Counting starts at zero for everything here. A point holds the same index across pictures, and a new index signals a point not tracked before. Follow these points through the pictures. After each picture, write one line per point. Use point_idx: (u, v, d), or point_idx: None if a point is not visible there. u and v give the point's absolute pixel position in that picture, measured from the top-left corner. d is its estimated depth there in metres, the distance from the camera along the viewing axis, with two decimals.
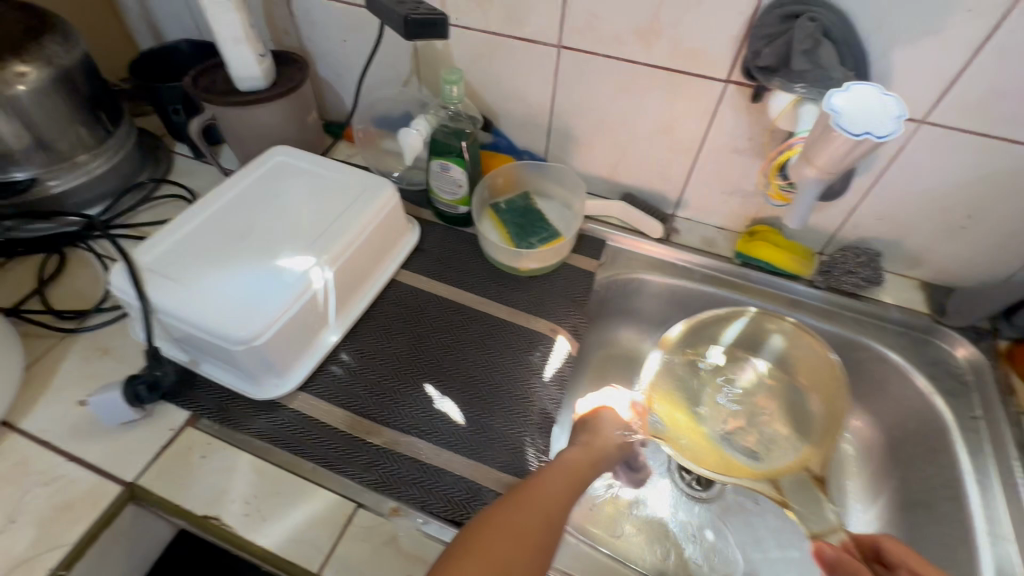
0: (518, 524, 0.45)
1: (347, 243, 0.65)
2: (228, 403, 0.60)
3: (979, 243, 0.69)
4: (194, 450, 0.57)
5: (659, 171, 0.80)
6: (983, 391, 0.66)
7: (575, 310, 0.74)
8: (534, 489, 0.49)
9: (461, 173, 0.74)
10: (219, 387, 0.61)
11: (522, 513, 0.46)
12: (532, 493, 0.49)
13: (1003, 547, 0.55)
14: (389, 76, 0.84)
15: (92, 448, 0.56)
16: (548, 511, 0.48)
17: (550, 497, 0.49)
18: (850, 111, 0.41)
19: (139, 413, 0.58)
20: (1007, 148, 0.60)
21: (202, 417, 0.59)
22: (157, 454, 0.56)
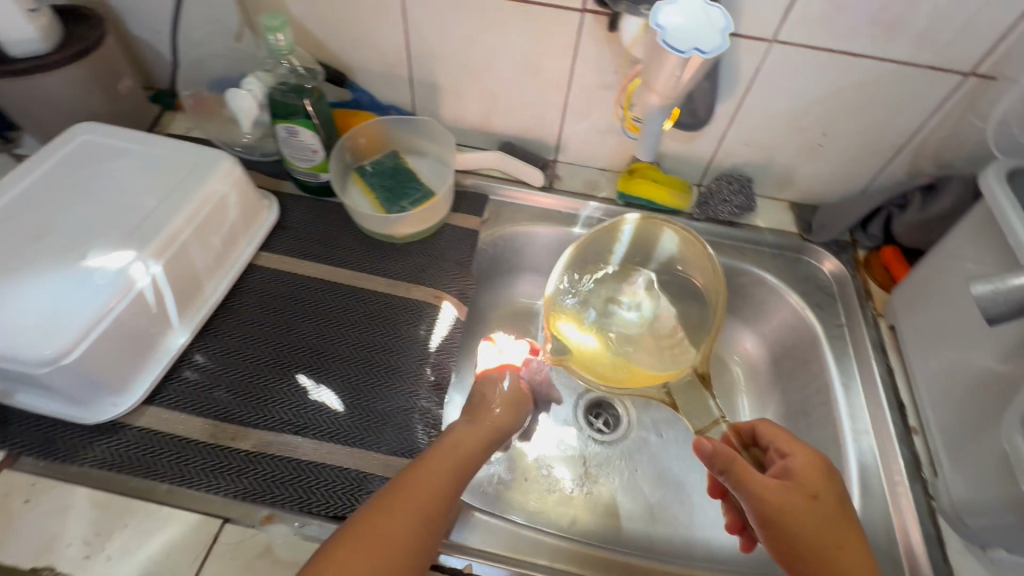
0: (387, 537, 0.44)
1: (176, 229, 0.55)
2: (56, 433, 0.52)
3: (835, 159, 0.71)
4: (17, 493, 0.49)
5: (533, 115, 0.75)
6: (846, 299, 0.71)
7: (459, 273, 0.69)
8: (412, 488, 0.48)
9: (311, 136, 0.65)
10: (40, 416, 0.52)
11: (395, 523, 0.44)
12: (411, 494, 0.47)
13: (864, 440, 0.60)
14: (216, 30, 0.72)
15: None
16: (423, 515, 0.46)
17: (429, 496, 0.48)
18: (675, 27, 0.40)
19: None
20: (850, 61, 0.60)
21: (24, 455, 0.51)
22: None
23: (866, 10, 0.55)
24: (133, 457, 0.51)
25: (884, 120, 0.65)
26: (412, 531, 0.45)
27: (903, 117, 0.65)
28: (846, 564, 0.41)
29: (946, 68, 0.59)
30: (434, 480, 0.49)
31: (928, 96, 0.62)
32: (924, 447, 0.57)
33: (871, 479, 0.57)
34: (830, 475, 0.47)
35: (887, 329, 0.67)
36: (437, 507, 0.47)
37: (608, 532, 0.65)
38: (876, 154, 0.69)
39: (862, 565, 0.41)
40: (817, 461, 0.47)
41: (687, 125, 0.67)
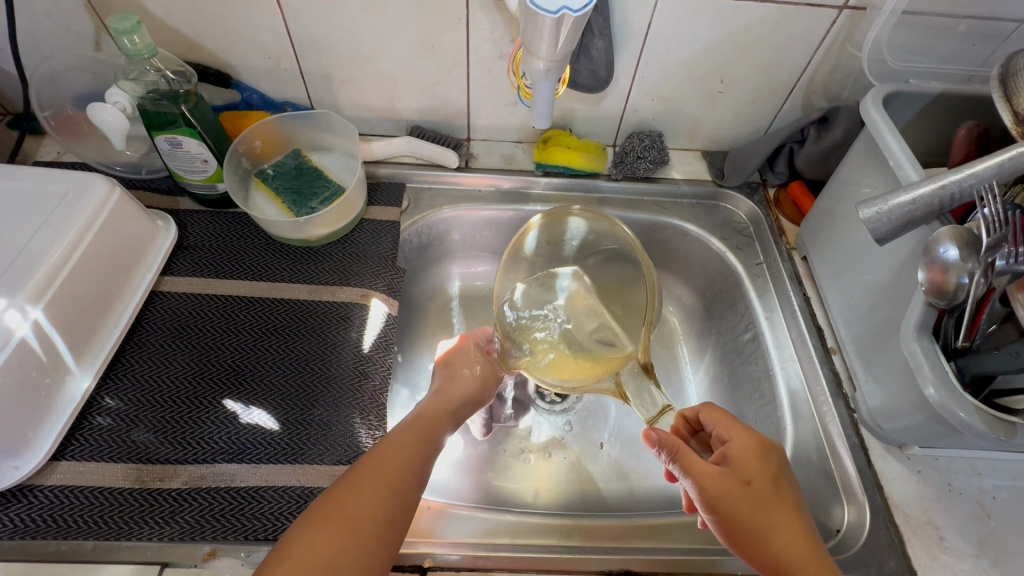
0: (354, 513, 0.41)
1: (53, 267, 0.50)
2: None
3: (736, 104, 0.73)
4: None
5: (437, 94, 0.73)
6: (762, 238, 0.74)
7: (383, 267, 0.67)
8: (376, 462, 0.45)
9: (197, 145, 0.60)
10: None
11: (363, 497, 0.42)
12: (376, 466, 0.45)
13: (791, 368, 0.63)
14: (68, 39, 0.64)
15: None
16: (394, 484, 0.44)
17: (397, 464, 0.45)
18: None
19: None
20: (733, 6, 0.61)
21: None
22: None
23: None
24: (48, 518, 0.47)
25: (774, 60, 0.67)
26: (382, 501, 0.43)
27: (791, 55, 0.67)
28: (776, 547, 0.43)
29: (821, 3, 0.61)
30: (400, 448, 0.47)
31: (810, 33, 0.64)
32: (843, 365, 0.61)
33: (799, 402, 0.61)
34: (769, 457, 0.47)
35: (801, 261, 0.71)
36: (408, 484, 0.45)
37: (572, 499, 0.66)
38: (771, 95, 0.72)
39: (798, 545, 0.43)
40: (755, 443, 0.47)
41: (589, 87, 0.67)
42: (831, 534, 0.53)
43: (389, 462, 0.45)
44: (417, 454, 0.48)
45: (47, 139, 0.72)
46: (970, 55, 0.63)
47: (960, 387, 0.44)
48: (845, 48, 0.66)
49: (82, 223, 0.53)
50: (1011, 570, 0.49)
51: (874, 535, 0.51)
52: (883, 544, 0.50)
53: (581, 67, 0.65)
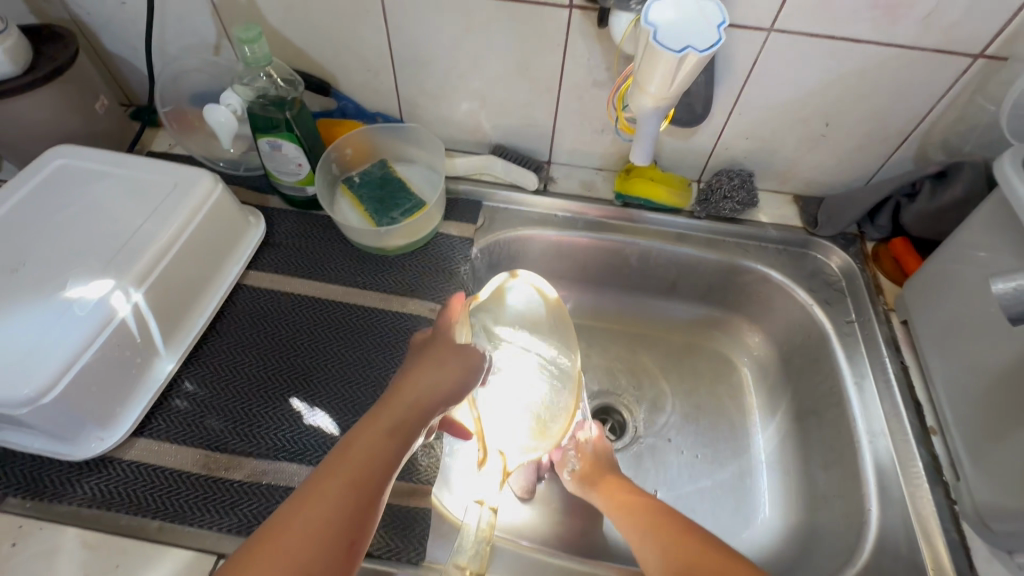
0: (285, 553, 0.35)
1: (158, 254, 0.53)
2: (42, 470, 0.50)
3: (839, 149, 0.69)
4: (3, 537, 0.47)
5: (524, 116, 0.73)
6: (855, 294, 0.68)
7: (454, 283, 0.67)
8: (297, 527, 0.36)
9: (295, 150, 0.63)
10: (26, 454, 0.50)
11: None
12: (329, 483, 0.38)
13: (881, 443, 0.57)
14: (192, 41, 0.69)
15: None
16: (344, 501, 0.38)
17: (321, 530, 0.36)
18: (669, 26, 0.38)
19: None
20: (852, 48, 0.58)
21: (9, 496, 0.49)
22: None
23: None
24: (123, 493, 0.49)
25: (889, 107, 0.63)
26: (325, 523, 0.37)
27: (909, 103, 0.62)
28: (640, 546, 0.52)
29: (955, 50, 0.56)
30: (359, 454, 0.40)
31: (935, 81, 0.59)
32: (944, 448, 0.55)
33: (889, 483, 0.55)
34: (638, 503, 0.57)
35: (899, 325, 0.65)
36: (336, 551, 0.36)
37: (620, 546, 0.63)
38: (881, 143, 0.67)
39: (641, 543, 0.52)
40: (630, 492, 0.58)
41: (682, 121, 0.65)
42: None
43: (341, 484, 0.39)
44: (379, 459, 0.41)
45: (161, 131, 0.77)
46: None
47: None
48: (975, 99, 0.60)
49: (187, 215, 0.56)
50: None
51: None
52: None
53: (677, 100, 0.63)
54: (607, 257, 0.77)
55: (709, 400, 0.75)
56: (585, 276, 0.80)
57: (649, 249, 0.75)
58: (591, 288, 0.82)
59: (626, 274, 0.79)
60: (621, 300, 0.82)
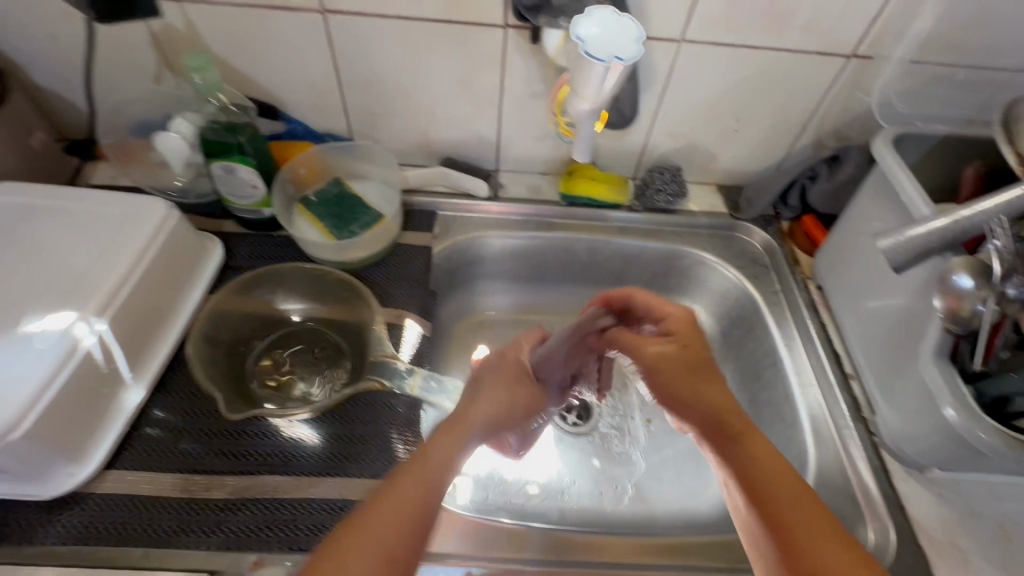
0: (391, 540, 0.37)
1: (119, 282, 0.53)
2: (10, 514, 0.48)
3: (751, 141, 0.78)
4: None
5: (470, 128, 0.77)
6: (777, 267, 0.77)
7: (418, 289, 0.70)
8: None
9: (249, 172, 0.64)
10: None
11: None
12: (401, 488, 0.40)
13: (811, 393, 0.65)
14: (130, 72, 0.69)
15: None
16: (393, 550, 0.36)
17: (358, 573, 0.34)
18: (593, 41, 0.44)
19: None
20: (750, 53, 0.67)
21: None
22: None
23: (759, 6, 0.61)
24: (101, 527, 0.49)
25: (787, 102, 0.72)
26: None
27: (802, 99, 0.72)
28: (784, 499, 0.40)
29: (832, 51, 0.66)
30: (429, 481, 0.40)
31: (820, 79, 0.69)
32: (861, 391, 0.63)
33: (820, 426, 0.63)
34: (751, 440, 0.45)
35: (816, 289, 0.74)
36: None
37: (596, 516, 0.68)
38: (784, 134, 0.77)
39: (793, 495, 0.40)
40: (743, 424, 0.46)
41: (614, 123, 0.72)
42: None
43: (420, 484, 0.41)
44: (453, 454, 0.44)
45: (101, 163, 0.76)
46: (970, 101, 0.68)
47: (979, 410, 0.46)
48: (853, 92, 0.70)
49: (144, 243, 0.56)
50: None
51: (900, 556, 0.52)
52: (910, 565, 0.51)
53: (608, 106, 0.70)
54: (560, 254, 0.82)
55: None
56: (541, 273, 0.85)
57: (596, 243, 0.81)
58: (547, 285, 0.87)
59: (578, 269, 0.85)
60: (576, 293, 0.87)
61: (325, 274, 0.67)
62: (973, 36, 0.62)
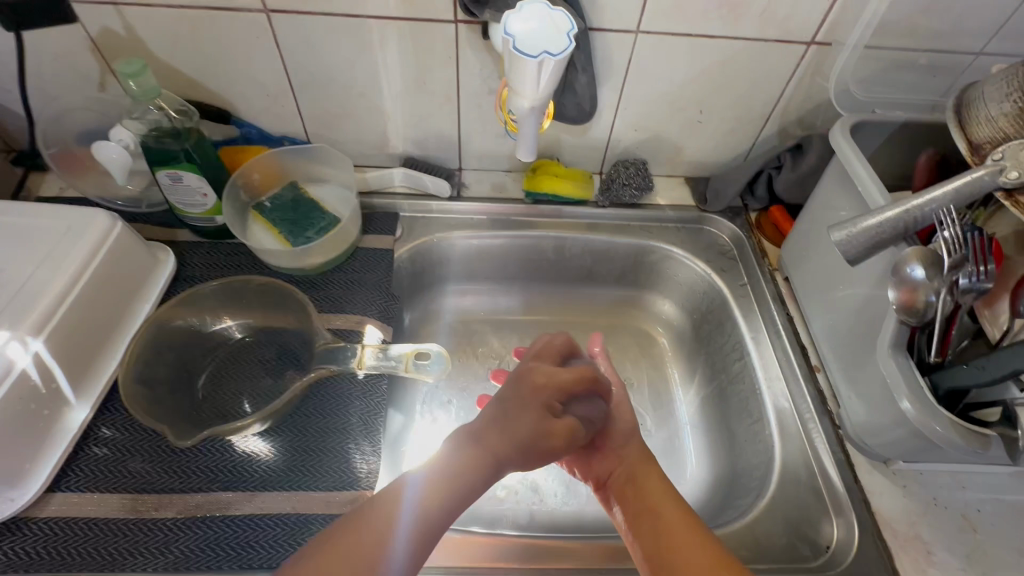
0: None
1: (58, 298, 0.52)
2: None
3: (715, 133, 0.77)
4: None
5: (429, 128, 0.76)
6: (745, 260, 0.76)
7: (379, 294, 0.69)
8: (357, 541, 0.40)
9: (197, 179, 0.63)
10: None
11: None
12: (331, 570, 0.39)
13: (778, 387, 0.64)
14: (72, 80, 0.67)
15: None
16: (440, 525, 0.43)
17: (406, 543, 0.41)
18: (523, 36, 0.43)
19: None
20: (708, 43, 0.65)
21: None
22: None
23: None
24: (43, 551, 0.47)
25: (749, 92, 0.71)
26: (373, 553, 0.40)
27: (764, 87, 0.71)
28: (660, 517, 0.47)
29: (791, 39, 0.65)
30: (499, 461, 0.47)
31: (781, 67, 0.68)
32: (827, 383, 0.63)
33: (787, 419, 0.62)
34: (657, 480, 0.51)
35: (783, 281, 0.73)
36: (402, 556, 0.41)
37: (567, 521, 0.67)
38: (748, 124, 0.76)
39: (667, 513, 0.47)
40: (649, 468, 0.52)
41: (574, 118, 0.70)
42: (821, 550, 0.53)
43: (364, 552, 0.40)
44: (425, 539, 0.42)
45: (50, 175, 0.74)
46: (931, 85, 0.68)
47: (935, 402, 0.45)
48: (815, 80, 0.69)
49: (84, 257, 0.55)
50: None
51: (863, 550, 0.52)
52: (873, 559, 0.51)
53: (567, 101, 0.68)
54: (527, 253, 0.81)
55: (636, 374, 0.81)
56: (509, 273, 0.84)
57: (562, 241, 0.80)
58: (516, 285, 0.85)
59: (547, 267, 0.83)
60: (545, 291, 0.86)
61: (249, 284, 0.60)
62: (932, 19, 0.61)
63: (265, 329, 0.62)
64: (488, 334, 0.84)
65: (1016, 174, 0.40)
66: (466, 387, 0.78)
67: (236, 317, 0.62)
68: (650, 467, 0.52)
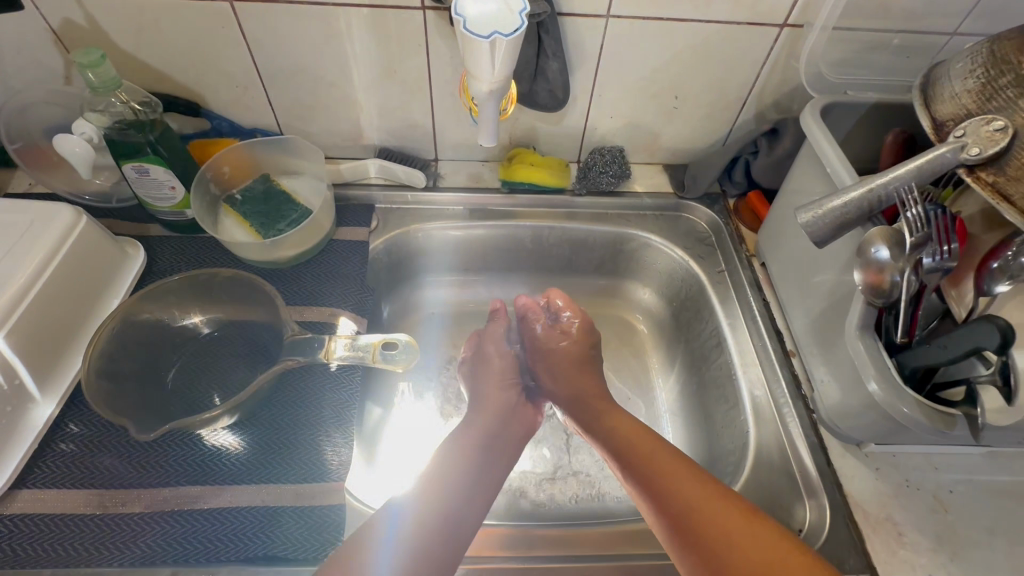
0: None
1: (20, 294, 0.51)
2: None
3: (691, 119, 0.76)
4: None
5: (403, 118, 0.75)
6: (723, 246, 0.76)
7: (352, 286, 0.68)
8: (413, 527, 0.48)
9: (164, 172, 0.62)
10: None
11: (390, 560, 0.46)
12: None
13: (753, 372, 0.64)
14: (36, 73, 0.66)
15: None
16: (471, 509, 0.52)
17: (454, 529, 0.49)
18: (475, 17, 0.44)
19: None
20: (680, 27, 0.64)
21: None
22: None
23: None
24: (8, 548, 0.47)
25: (723, 77, 0.71)
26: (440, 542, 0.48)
27: (739, 72, 0.70)
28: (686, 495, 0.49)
29: (763, 21, 0.64)
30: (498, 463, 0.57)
31: (755, 51, 0.67)
32: (802, 368, 0.63)
33: (762, 404, 0.62)
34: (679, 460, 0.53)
35: (760, 266, 0.73)
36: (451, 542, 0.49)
37: (546, 507, 0.65)
38: (724, 109, 0.75)
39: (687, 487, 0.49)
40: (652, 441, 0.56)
41: (547, 106, 0.70)
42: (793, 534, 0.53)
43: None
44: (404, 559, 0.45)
45: (18, 171, 0.73)
46: (905, 67, 0.67)
47: (902, 383, 0.45)
48: (790, 63, 0.69)
49: (47, 251, 0.54)
50: (966, 563, 0.49)
51: (834, 533, 0.52)
52: (844, 542, 0.51)
53: (539, 88, 0.67)
54: (505, 243, 0.81)
55: (616, 362, 0.81)
56: (488, 263, 0.83)
57: (540, 230, 0.79)
58: (496, 276, 0.85)
59: (525, 257, 0.83)
60: (525, 282, 0.86)
61: (216, 276, 0.59)
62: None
63: (235, 323, 0.62)
64: (468, 325, 0.84)
65: (976, 150, 0.39)
66: (445, 380, 0.77)
67: (206, 311, 0.61)
68: (649, 439, 0.56)
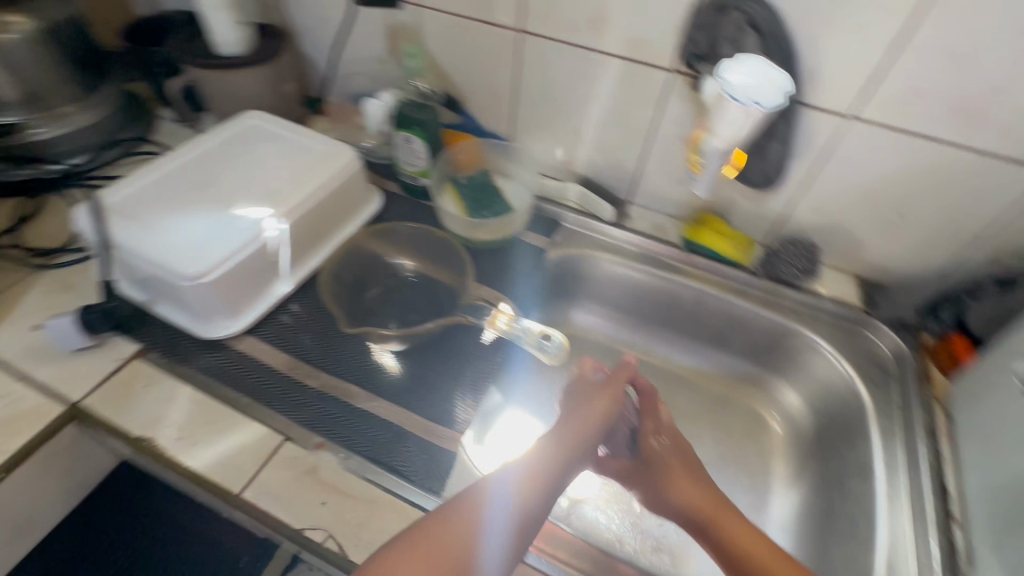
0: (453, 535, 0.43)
1: (305, 199, 0.68)
2: (177, 340, 0.64)
3: (907, 239, 0.72)
4: (140, 379, 0.61)
5: (614, 158, 0.83)
6: (901, 379, 0.69)
7: (523, 282, 0.76)
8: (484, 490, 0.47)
9: (422, 145, 0.78)
10: (170, 325, 0.64)
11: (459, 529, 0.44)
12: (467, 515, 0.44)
13: (900, 521, 0.57)
14: (364, 53, 0.88)
15: (49, 368, 0.60)
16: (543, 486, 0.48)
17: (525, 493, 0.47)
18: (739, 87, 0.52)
19: (91, 341, 0.61)
20: (928, 145, 0.63)
21: (149, 351, 0.63)
22: (104, 378, 0.60)
23: (949, 98, 0.58)
24: (227, 373, 0.61)
25: (962, 207, 0.66)
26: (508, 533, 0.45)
27: (984, 206, 0.65)
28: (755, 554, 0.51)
29: None
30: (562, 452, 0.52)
31: (1011, 190, 0.62)
32: (965, 541, 0.54)
33: (899, 558, 0.55)
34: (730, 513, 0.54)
35: (942, 416, 0.65)
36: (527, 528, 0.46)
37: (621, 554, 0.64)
38: (951, 240, 0.69)
39: (764, 547, 0.51)
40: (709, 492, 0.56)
41: (755, 182, 0.72)
42: None
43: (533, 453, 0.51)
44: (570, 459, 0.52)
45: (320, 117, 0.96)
46: None
47: None
48: None
49: (330, 176, 0.71)
50: None
51: None
52: None
53: (755, 164, 0.70)
54: (665, 297, 0.83)
55: (736, 451, 0.77)
56: (640, 309, 0.86)
57: (704, 296, 0.80)
58: (643, 323, 0.88)
59: (680, 316, 0.84)
60: (669, 338, 0.87)
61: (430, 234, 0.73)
62: None
63: (427, 276, 0.75)
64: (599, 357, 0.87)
65: None
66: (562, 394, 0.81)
67: (411, 259, 0.75)
68: (718, 502, 0.55)
